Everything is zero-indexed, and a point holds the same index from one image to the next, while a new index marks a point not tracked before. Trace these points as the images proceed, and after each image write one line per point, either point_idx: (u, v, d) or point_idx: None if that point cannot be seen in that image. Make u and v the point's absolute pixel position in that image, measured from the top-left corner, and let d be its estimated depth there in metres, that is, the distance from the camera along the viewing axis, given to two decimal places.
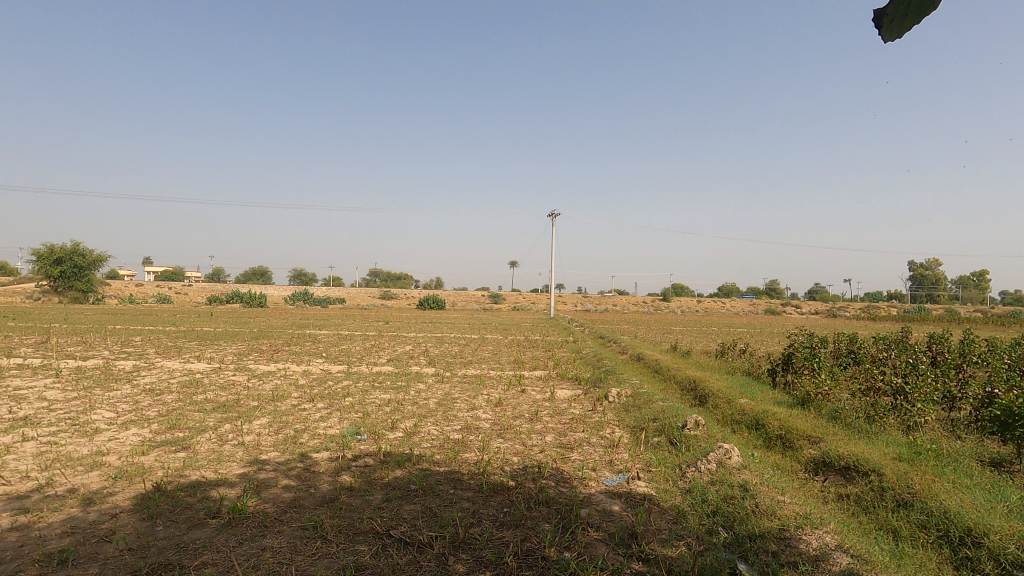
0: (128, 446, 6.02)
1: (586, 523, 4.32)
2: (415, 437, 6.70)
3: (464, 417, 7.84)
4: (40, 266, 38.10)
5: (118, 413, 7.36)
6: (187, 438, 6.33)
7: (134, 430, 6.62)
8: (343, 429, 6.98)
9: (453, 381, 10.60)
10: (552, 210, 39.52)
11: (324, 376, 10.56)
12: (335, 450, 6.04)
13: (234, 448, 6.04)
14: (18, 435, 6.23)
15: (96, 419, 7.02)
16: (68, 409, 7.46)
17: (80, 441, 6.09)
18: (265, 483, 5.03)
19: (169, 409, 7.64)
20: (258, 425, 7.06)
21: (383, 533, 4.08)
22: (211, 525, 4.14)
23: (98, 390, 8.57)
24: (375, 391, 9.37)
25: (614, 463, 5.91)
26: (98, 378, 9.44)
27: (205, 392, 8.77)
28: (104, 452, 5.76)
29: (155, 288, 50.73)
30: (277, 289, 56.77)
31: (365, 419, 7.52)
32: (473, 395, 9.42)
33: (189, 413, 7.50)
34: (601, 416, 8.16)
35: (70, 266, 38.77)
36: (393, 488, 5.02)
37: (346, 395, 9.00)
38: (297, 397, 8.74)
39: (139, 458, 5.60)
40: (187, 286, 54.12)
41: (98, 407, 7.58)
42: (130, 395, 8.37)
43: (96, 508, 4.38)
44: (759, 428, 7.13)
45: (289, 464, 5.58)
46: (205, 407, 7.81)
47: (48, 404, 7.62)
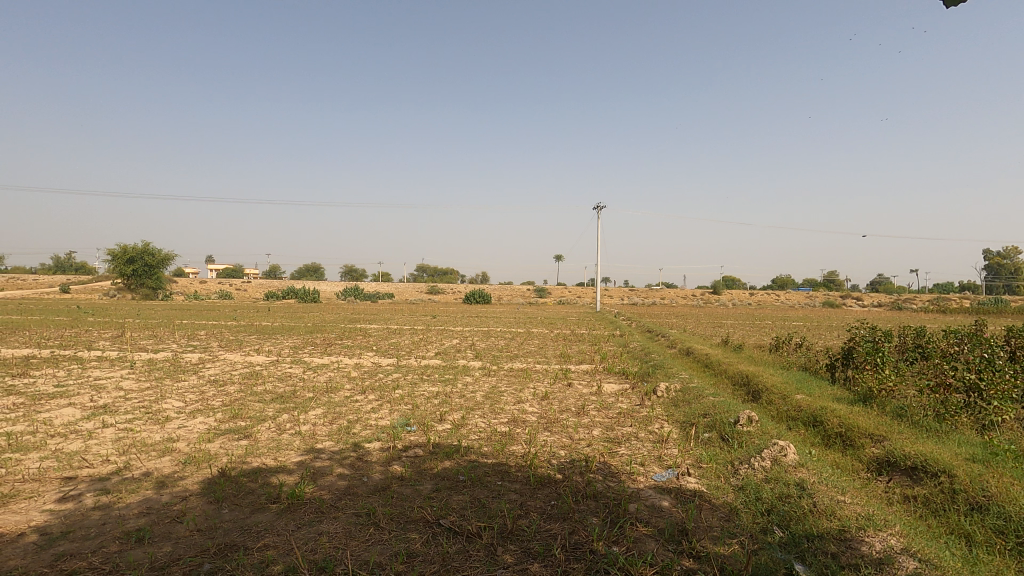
0: (196, 433, 6.40)
1: (635, 518, 4.27)
2: (463, 429, 6.81)
3: (511, 410, 7.88)
4: (115, 264, 40.77)
5: (186, 402, 7.83)
6: (249, 427, 6.66)
7: (201, 419, 7.02)
8: (394, 420, 7.18)
9: (500, 375, 10.64)
10: (597, 206, 40.96)
11: (375, 369, 10.85)
12: (386, 441, 6.22)
13: (292, 437, 6.32)
14: (99, 422, 6.71)
15: (165, 408, 7.47)
16: (143, 398, 7.97)
17: (153, 428, 6.51)
18: (321, 471, 5.24)
19: (231, 400, 8.04)
20: (313, 415, 7.36)
21: (433, 521, 4.18)
22: (272, 510, 4.35)
23: (167, 381, 9.12)
24: (424, 384, 9.57)
25: (663, 459, 5.82)
26: (168, 370, 10.05)
27: (264, 383, 9.19)
28: (174, 439, 6.14)
29: (218, 286, 53.16)
30: (331, 285, 58.20)
31: (415, 411, 7.70)
32: (519, 388, 9.48)
33: (249, 403, 7.88)
34: (650, 410, 8.05)
35: (141, 265, 41.20)
36: (443, 479, 5.12)
37: (396, 387, 9.23)
38: (349, 389, 9.03)
39: (206, 445, 5.94)
40: (249, 283, 56.73)
41: (168, 396, 8.09)
42: (196, 386, 8.88)
43: (168, 491, 4.69)
44: (817, 426, 6.84)
45: (343, 453, 5.79)
46: (264, 398, 8.18)
47: (123, 393, 8.18)
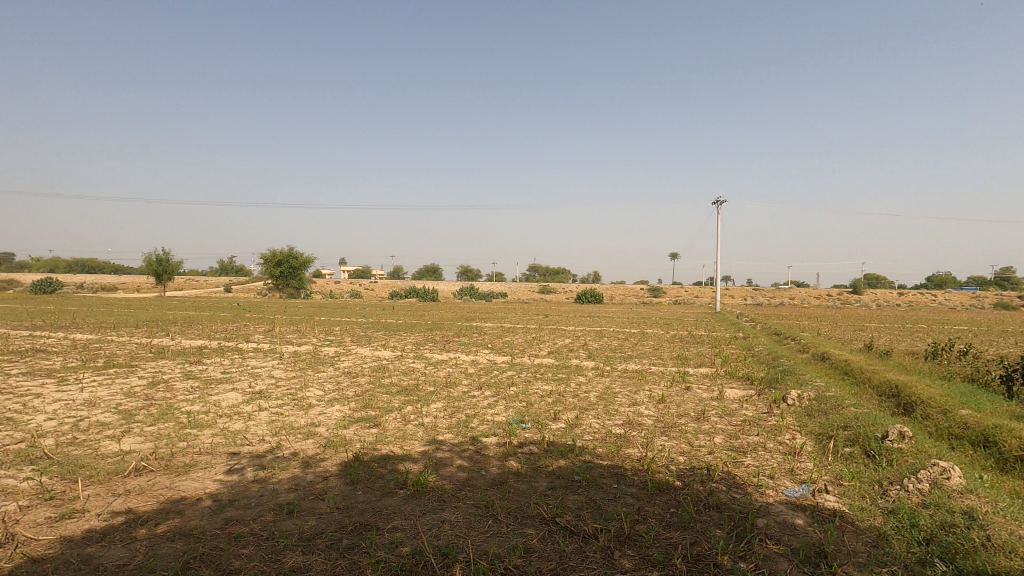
0: (333, 419, 7.05)
1: (763, 534, 3.98)
2: (578, 429, 6.80)
3: (626, 412, 7.71)
4: (267, 267, 46.15)
5: (326, 391, 8.66)
6: (378, 416, 7.20)
7: (338, 406, 7.73)
8: (509, 417, 7.36)
9: (614, 376, 10.46)
10: (721, 202, 37.40)
11: (491, 366, 11.19)
12: (502, 437, 6.40)
13: (416, 428, 6.73)
14: (256, 405, 7.64)
15: (309, 396, 8.32)
16: (290, 386, 8.94)
17: (299, 413, 7.29)
18: (443, 462, 5.52)
19: (362, 391, 8.75)
20: (434, 407, 7.78)
21: (549, 519, 4.22)
22: (400, 495, 4.66)
23: (310, 372, 10.16)
24: (537, 382, 9.70)
25: (796, 473, 5.36)
26: (310, 362, 11.17)
27: (390, 377, 9.89)
28: (316, 424, 6.82)
29: (350, 286, 58.06)
30: (449, 285, 61.04)
31: (529, 408, 7.83)
32: (634, 390, 9.27)
33: (378, 394, 8.52)
34: (779, 419, 7.46)
35: (288, 267, 46.22)
36: (557, 477, 5.16)
37: (511, 384, 9.46)
38: (466, 384, 9.42)
39: (342, 431, 6.53)
40: (376, 283, 61.22)
41: (310, 385, 9.02)
42: (333, 376, 9.79)
43: (312, 470, 5.21)
44: (991, 447, 5.88)
45: (462, 446, 6.05)
46: (390, 390, 8.80)
47: (274, 381, 9.26)
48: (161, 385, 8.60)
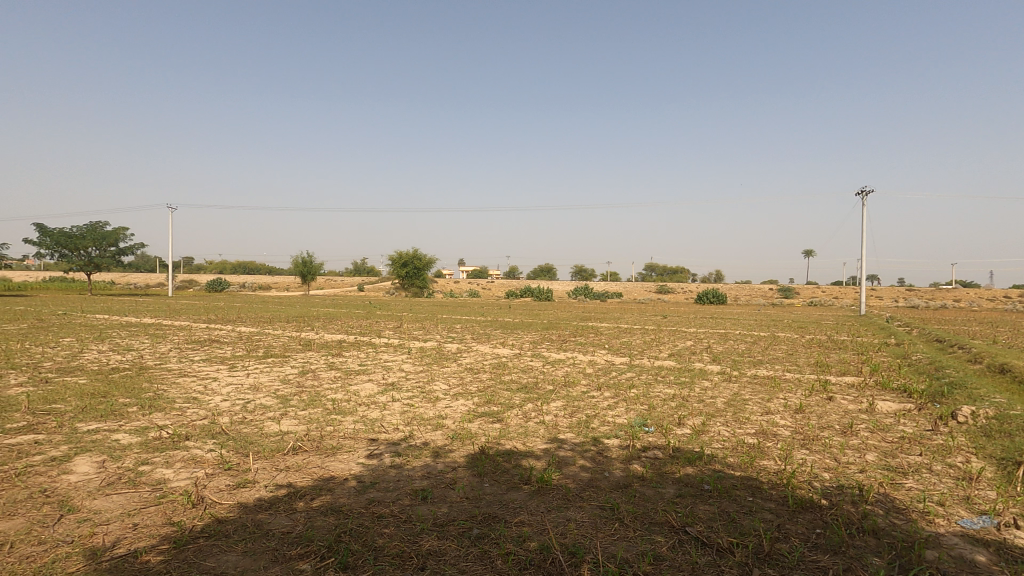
0: (459, 413, 7.38)
1: (934, 569, 3.49)
2: (705, 436, 6.46)
3: (759, 421, 7.19)
4: (394, 267, 49.53)
5: (451, 386, 9.10)
6: (501, 412, 7.41)
7: (462, 400, 8.08)
8: (630, 419, 7.19)
9: (742, 382, 9.80)
10: (863, 188, 33.27)
11: (609, 367, 11.03)
12: (624, 439, 6.27)
13: (537, 425, 6.82)
14: (390, 396, 8.23)
15: (435, 389, 8.79)
16: (419, 380, 9.51)
17: (428, 405, 7.73)
18: (566, 461, 5.53)
19: (484, 386, 9.07)
20: (554, 406, 7.83)
21: (679, 528, 4.06)
22: (525, 490, 4.75)
23: (435, 366, 10.73)
24: (659, 385, 9.38)
25: (974, 501, 4.63)
26: (435, 357, 11.81)
27: (510, 374, 10.13)
28: (444, 416, 7.18)
29: (468, 285, 60.48)
30: (562, 285, 61.16)
31: (651, 412, 7.60)
32: (767, 397, 8.61)
33: (499, 390, 8.77)
34: (948, 439, 6.49)
35: (413, 267, 49.22)
36: (686, 485, 4.94)
37: (631, 386, 9.24)
38: (585, 384, 9.37)
39: (468, 424, 6.81)
40: (492, 283, 63.10)
41: (437, 379, 9.52)
42: (457, 372, 10.26)
43: (442, 460, 5.50)
44: None
45: (584, 446, 6.03)
46: (511, 387, 9.02)
47: (405, 374, 9.92)
48: (309, 374, 9.58)
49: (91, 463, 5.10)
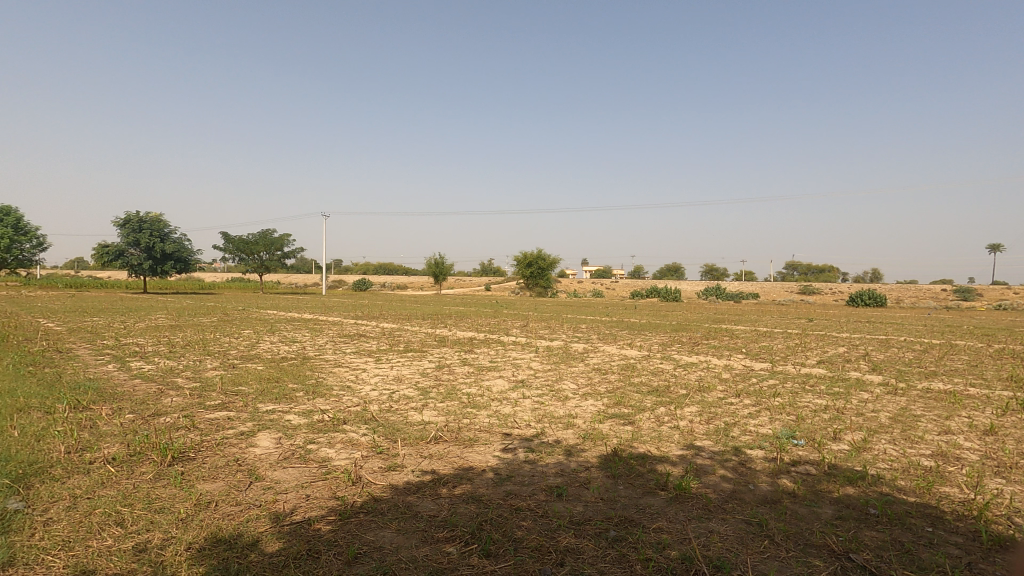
0: (589, 413, 7.35)
1: None
2: (867, 454, 5.77)
3: (936, 441, 6.25)
4: (519, 268, 50.65)
5: (579, 385, 9.10)
6: (632, 414, 7.25)
7: (592, 401, 8.04)
8: (776, 430, 6.64)
9: (912, 396, 8.59)
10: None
11: (748, 373, 10.28)
12: (770, 451, 5.81)
13: (671, 430, 6.57)
14: (520, 393, 8.44)
15: (564, 388, 8.85)
16: (547, 378, 9.64)
17: (558, 404, 7.81)
18: (705, 469, 5.26)
19: (613, 388, 8.93)
20: (689, 411, 7.49)
21: (841, 554, 3.67)
22: (662, 496, 4.60)
23: (563, 366, 10.80)
24: (808, 395, 8.55)
25: None
26: (562, 356, 11.88)
27: (640, 376, 9.87)
28: (574, 415, 7.20)
29: (592, 285, 59.99)
30: (691, 285, 58.28)
31: (800, 423, 6.95)
32: (945, 414, 7.46)
33: (629, 392, 8.59)
34: None
35: (537, 267, 49.91)
36: (846, 506, 4.45)
37: (774, 394, 8.54)
38: (722, 390, 8.83)
39: (599, 425, 6.76)
40: (616, 283, 61.94)
41: (565, 379, 9.58)
42: (585, 372, 10.22)
43: (575, 459, 5.51)
44: None
45: (724, 455, 5.69)
46: (641, 389, 8.79)
47: (534, 372, 10.11)
48: (445, 368, 10.15)
49: (270, 439, 5.88)
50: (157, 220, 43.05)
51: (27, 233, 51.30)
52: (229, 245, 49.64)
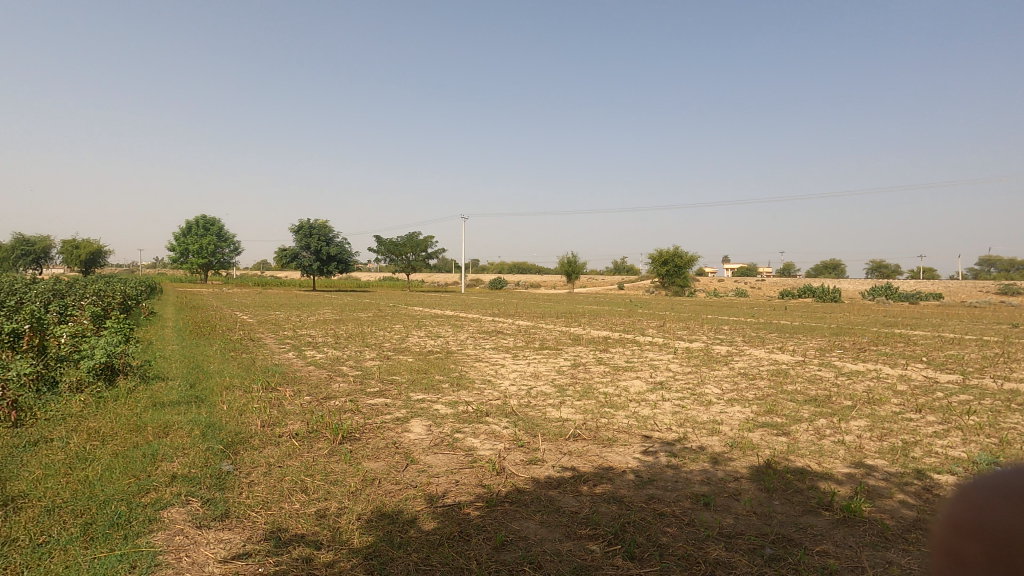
0: (736, 420, 6.88)
1: None
2: None
3: None
4: (654, 266, 48.96)
5: (724, 390, 8.56)
6: (786, 425, 6.65)
7: (739, 407, 7.51)
8: (972, 453, 5.66)
9: None
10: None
11: (931, 385, 8.88)
12: (965, 477, 4.97)
13: (835, 445, 5.91)
14: (659, 395, 8.17)
15: (707, 392, 8.39)
16: (688, 381, 9.20)
17: (701, 408, 7.42)
18: (879, 492, 4.66)
19: (763, 394, 8.27)
20: (856, 425, 6.68)
21: None
22: (827, 517, 4.17)
23: (705, 369, 10.24)
24: (1015, 415, 7.15)
25: None
26: (704, 358, 11.27)
27: (794, 383, 9.01)
28: (720, 422, 6.79)
29: (734, 284, 56.04)
30: (853, 284, 51.82)
31: (1005, 448, 5.84)
32: None
33: (782, 400, 7.89)
34: None
35: (674, 266, 47.83)
36: None
37: (968, 412, 7.27)
38: (897, 403, 7.74)
39: (748, 434, 6.30)
40: (763, 282, 57.14)
41: (708, 382, 9.06)
42: (730, 376, 9.58)
43: (722, 468, 5.20)
44: None
45: (903, 477, 4.98)
46: (796, 397, 8.02)
47: (673, 374, 9.72)
48: (581, 367, 10.16)
49: (422, 426, 6.35)
50: (323, 226, 48.63)
51: (227, 239, 61.01)
52: (382, 247, 54.48)
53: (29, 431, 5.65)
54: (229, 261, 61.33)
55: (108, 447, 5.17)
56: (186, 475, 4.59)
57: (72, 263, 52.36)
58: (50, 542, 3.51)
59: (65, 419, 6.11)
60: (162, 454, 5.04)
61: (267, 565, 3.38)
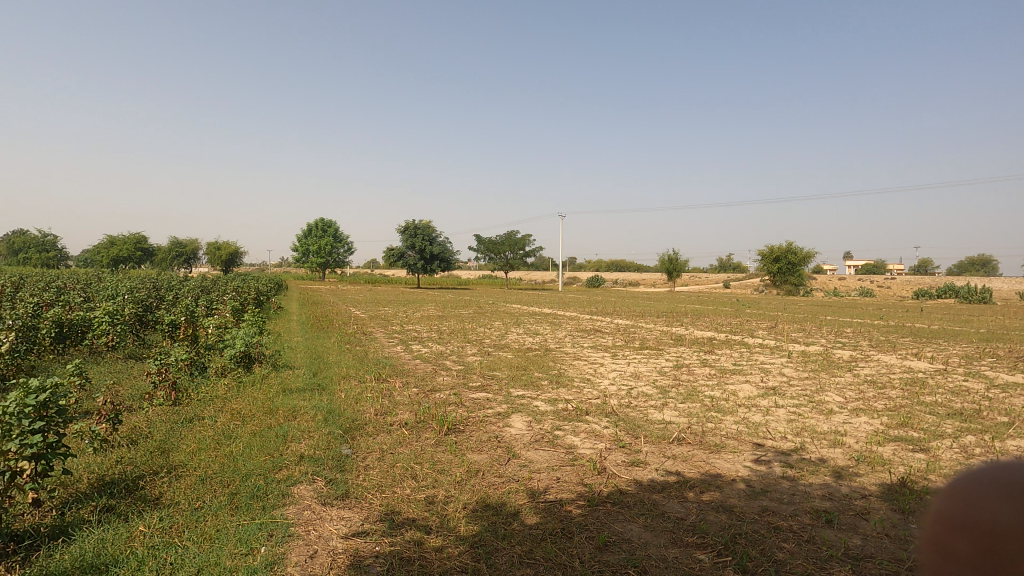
0: (863, 432, 6.27)
1: None
2: None
3: None
4: (765, 263, 45.79)
5: (847, 398, 7.82)
6: (925, 440, 5.94)
7: (866, 418, 6.83)
8: None
9: None
10: None
11: None
12: None
13: None
14: (772, 401, 7.64)
15: (827, 400, 7.71)
16: (805, 387, 8.52)
17: (820, 417, 6.84)
18: None
19: (895, 405, 7.45)
20: (1014, 446, 5.81)
21: None
22: None
23: (824, 374, 9.41)
24: None
25: None
26: (822, 363, 10.37)
27: (934, 394, 8.01)
28: (843, 433, 6.22)
29: (858, 283, 50.95)
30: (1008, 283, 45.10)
31: None
32: None
33: (919, 413, 7.06)
34: None
35: (787, 263, 44.41)
36: None
37: None
38: None
39: (878, 448, 5.71)
40: (892, 281, 51.43)
41: (828, 390, 8.33)
42: (853, 384, 8.74)
43: (847, 483, 4.76)
44: None
45: None
46: (936, 410, 7.14)
47: (787, 379, 9.04)
48: (684, 368, 9.78)
49: (522, 422, 6.46)
50: (426, 226, 50.87)
51: (341, 240, 65.78)
52: (481, 246, 55.93)
53: (185, 409, 6.49)
54: (343, 260, 66.13)
55: (248, 426, 5.80)
56: (312, 456, 5.04)
57: (215, 262, 59.31)
58: (204, 507, 4.01)
59: (213, 399, 6.96)
60: (292, 435, 5.57)
61: (383, 544, 3.62)
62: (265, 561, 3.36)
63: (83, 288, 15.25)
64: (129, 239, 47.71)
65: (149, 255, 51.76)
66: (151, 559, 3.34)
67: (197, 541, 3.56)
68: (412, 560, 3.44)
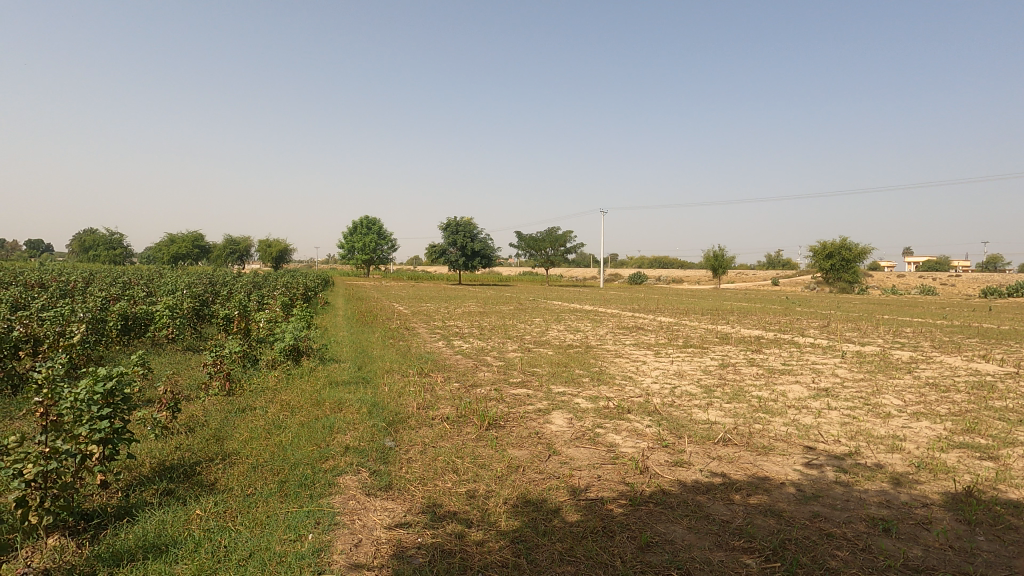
0: (924, 437, 5.93)
1: None
2: None
3: None
4: (817, 261, 43.95)
5: (908, 402, 7.41)
6: (994, 447, 5.57)
7: (927, 423, 6.46)
8: None
9: None
10: None
11: None
12: None
13: None
14: (824, 403, 7.33)
15: (884, 404, 7.33)
16: (861, 389, 8.14)
17: (877, 421, 6.52)
18: None
19: (959, 410, 7.01)
20: None
21: None
22: None
23: (881, 376, 8.97)
24: None
25: None
26: (879, 365, 9.88)
27: (1004, 399, 7.50)
28: (902, 438, 5.90)
29: (919, 280, 48.26)
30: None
31: None
32: None
33: (987, 418, 6.62)
34: None
35: (841, 260, 42.46)
36: None
37: None
38: None
39: (941, 454, 5.39)
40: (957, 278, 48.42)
41: (886, 392, 7.92)
42: (913, 386, 8.28)
43: (907, 491, 4.51)
44: None
45: None
46: (1007, 416, 6.68)
47: (841, 381, 8.64)
48: (730, 367, 9.50)
49: (563, 419, 6.43)
50: (468, 224, 51.19)
51: (386, 238, 67.16)
52: (522, 243, 55.85)
53: (238, 399, 6.76)
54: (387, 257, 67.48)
55: (296, 417, 6.00)
56: (356, 447, 5.16)
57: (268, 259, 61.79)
58: (256, 494, 4.17)
59: (264, 390, 7.23)
60: (338, 427, 5.72)
61: (425, 536, 3.67)
62: (313, 547, 3.46)
63: (147, 283, 16.08)
64: (188, 238, 50.09)
65: (206, 253, 54.22)
66: (207, 541, 3.50)
67: (249, 526, 3.71)
68: (453, 552, 3.48)
